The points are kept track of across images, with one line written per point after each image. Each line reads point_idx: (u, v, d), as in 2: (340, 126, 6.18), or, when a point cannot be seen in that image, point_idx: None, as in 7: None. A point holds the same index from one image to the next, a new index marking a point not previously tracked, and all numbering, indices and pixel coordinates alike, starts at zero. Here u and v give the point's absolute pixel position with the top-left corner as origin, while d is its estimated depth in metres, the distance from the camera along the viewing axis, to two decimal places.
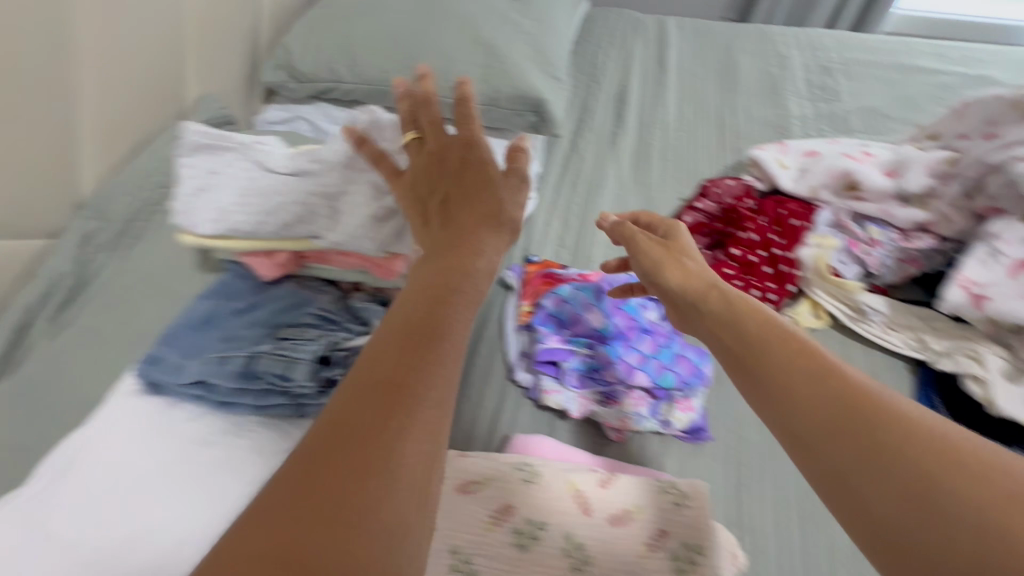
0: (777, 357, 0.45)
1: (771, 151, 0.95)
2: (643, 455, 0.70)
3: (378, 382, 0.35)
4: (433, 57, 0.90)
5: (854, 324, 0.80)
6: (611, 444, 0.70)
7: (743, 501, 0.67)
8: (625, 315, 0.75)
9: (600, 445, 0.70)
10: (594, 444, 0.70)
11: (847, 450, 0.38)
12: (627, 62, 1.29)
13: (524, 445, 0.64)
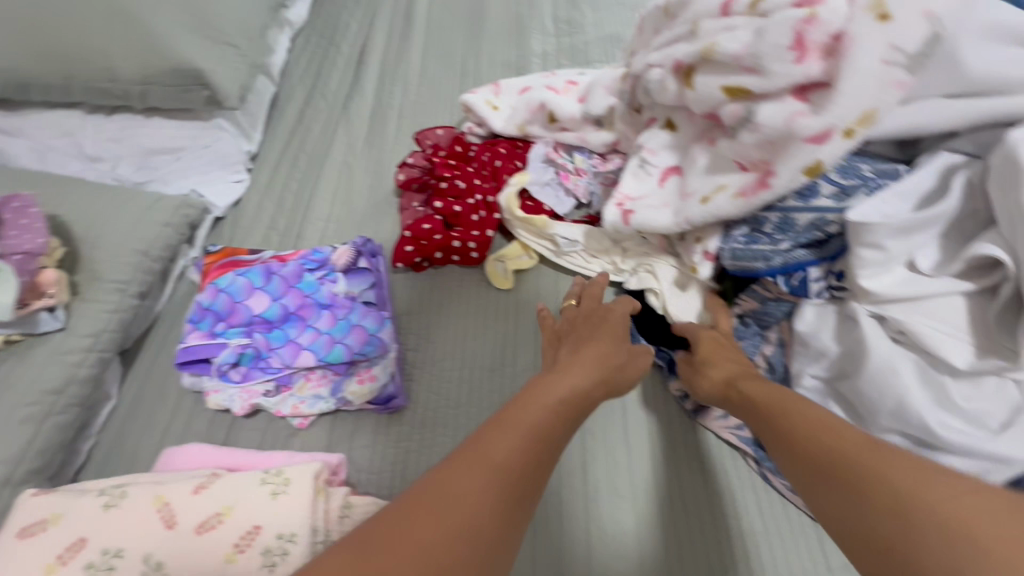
0: (751, 399, 0.49)
1: (481, 94, 0.90)
2: (334, 437, 0.66)
3: (486, 459, 0.38)
4: (67, 37, 0.79)
5: (556, 259, 0.79)
6: (299, 434, 0.66)
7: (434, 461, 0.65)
8: (297, 292, 0.69)
9: (286, 438, 0.66)
10: (277, 439, 0.66)
11: (812, 457, 0.39)
12: (374, 17, 1.21)
13: (165, 460, 0.59)
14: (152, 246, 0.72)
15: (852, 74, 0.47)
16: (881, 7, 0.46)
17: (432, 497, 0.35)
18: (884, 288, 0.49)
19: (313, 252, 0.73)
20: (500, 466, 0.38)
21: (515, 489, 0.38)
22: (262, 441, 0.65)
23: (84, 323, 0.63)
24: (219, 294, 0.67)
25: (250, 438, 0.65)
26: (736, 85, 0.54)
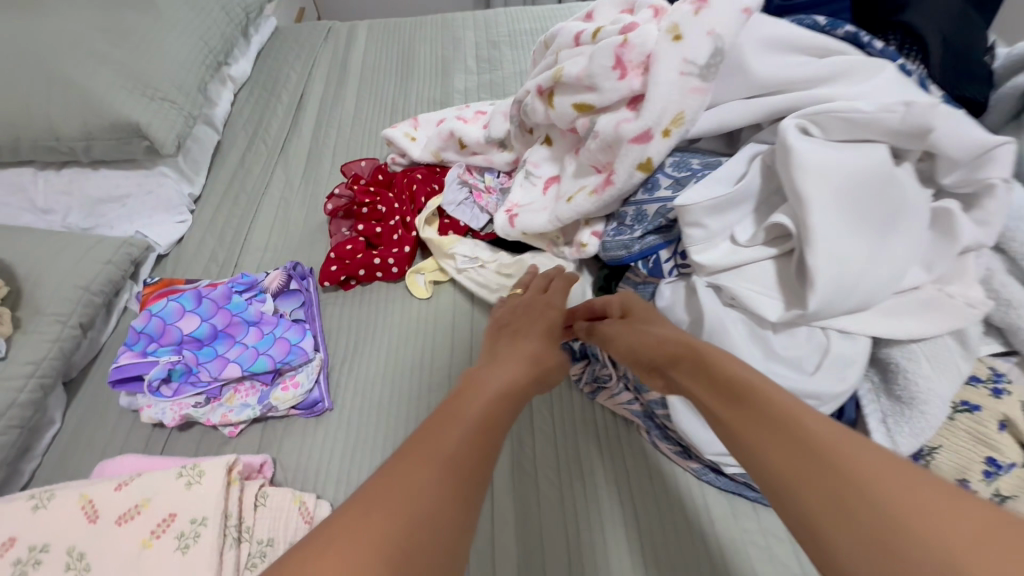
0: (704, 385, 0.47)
1: (399, 128, 1.00)
2: (264, 441, 0.71)
3: (440, 448, 0.39)
4: (14, 105, 0.89)
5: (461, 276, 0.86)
6: (231, 441, 0.71)
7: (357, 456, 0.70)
8: (225, 312, 0.76)
9: (218, 446, 0.71)
10: (211, 447, 0.71)
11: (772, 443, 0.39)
12: (312, 69, 1.34)
13: (100, 469, 0.64)
14: (91, 283, 0.78)
15: (657, 84, 0.57)
16: (675, 31, 0.57)
17: (390, 489, 0.35)
18: (709, 260, 0.57)
19: (242, 277, 0.81)
20: (449, 455, 0.39)
21: (460, 475, 0.38)
22: (196, 449, 0.70)
23: (27, 353, 0.70)
24: (150, 318, 0.73)
25: (184, 448, 0.70)
26: (582, 102, 0.64)
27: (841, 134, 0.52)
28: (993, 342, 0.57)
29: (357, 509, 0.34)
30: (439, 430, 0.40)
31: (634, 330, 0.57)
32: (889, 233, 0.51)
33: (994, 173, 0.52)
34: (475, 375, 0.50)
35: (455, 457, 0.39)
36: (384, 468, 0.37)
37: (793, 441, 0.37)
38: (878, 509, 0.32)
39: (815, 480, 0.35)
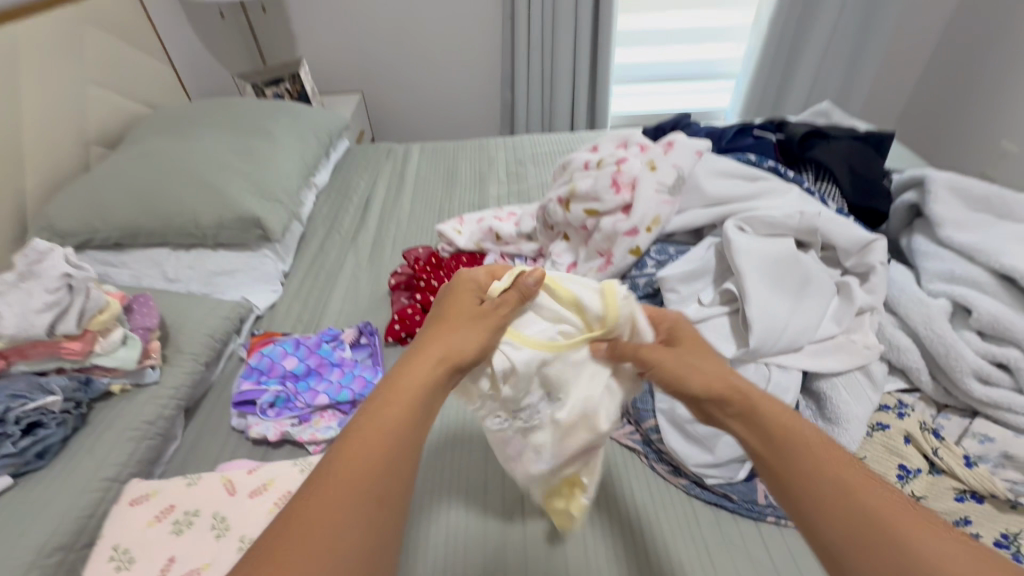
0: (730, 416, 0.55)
1: (449, 224, 1.30)
2: None
3: (359, 451, 0.48)
4: (169, 201, 1.20)
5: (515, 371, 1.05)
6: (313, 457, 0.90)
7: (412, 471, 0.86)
8: (317, 355, 0.99)
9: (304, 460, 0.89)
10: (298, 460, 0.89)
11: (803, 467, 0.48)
12: (376, 179, 1.69)
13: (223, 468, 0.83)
14: (216, 331, 1.03)
15: (642, 199, 0.85)
16: (653, 165, 0.87)
17: (308, 509, 0.45)
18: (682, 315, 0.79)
19: (329, 331, 1.06)
20: (373, 445, 0.49)
21: (377, 469, 0.48)
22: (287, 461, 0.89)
23: (168, 379, 0.90)
24: (263, 357, 0.97)
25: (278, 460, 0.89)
26: (590, 209, 0.91)
27: (764, 231, 0.77)
28: (897, 380, 0.77)
29: (297, 511, 0.45)
30: (366, 441, 0.49)
31: (678, 358, 0.60)
32: (802, 296, 0.74)
33: (876, 258, 0.76)
34: (404, 369, 0.55)
35: (370, 472, 0.47)
36: (291, 504, 0.45)
37: (815, 483, 0.47)
38: (901, 536, 0.42)
39: (838, 517, 0.45)
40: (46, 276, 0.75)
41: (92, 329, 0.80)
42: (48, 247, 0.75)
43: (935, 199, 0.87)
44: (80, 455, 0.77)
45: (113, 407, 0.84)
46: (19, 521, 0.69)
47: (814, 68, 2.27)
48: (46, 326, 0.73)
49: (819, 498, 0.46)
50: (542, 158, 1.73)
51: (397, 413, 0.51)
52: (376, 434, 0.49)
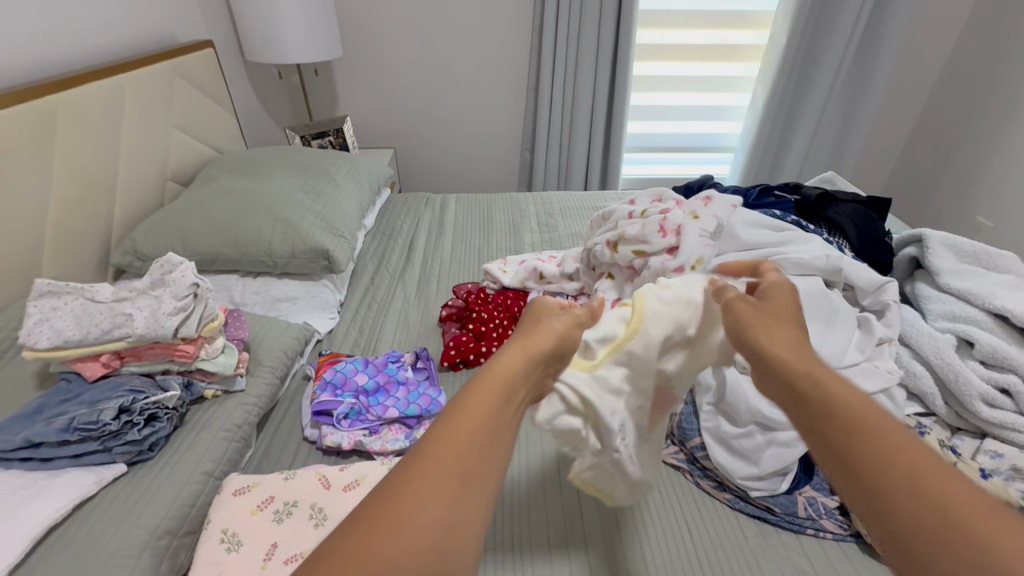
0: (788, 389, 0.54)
1: (495, 264, 1.43)
2: None
3: (469, 418, 0.47)
4: (247, 232, 1.34)
5: None
6: None
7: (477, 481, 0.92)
8: (385, 374, 1.08)
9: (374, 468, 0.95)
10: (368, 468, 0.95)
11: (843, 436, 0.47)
12: (417, 224, 1.84)
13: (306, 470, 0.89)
14: (289, 349, 1.09)
15: (687, 242, 0.99)
16: (696, 215, 1.02)
17: (429, 467, 0.42)
18: None
19: (392, 354, 1.15)
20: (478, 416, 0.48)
21: (481, 439, 0.46)
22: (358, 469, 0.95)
23: (253, 387, 0.97)
24: (337, 372, 1.05)
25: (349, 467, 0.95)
26: (638, 250, 1.04)
27: (795, 271, 0.92)
28: (916, 405, 0.87)
29: (410, 480, 0.41)
30: (469, 411, 0.48)
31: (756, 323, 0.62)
32: (832, 325, 0.87)
33: (889, 297, 0.91)
34: (502, 355, 0.56)
35: (464, 435, 0.45)
36: (404, 467, 0.42)
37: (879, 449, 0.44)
38: (949, 513, 0.38)
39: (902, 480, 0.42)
40: (174, 284, 0.88)
41: (204, 334, 0.89)
42: (180, 260, 0.88)
43: (933, 253, 1.02)
44: (184, 449, 0.83)
45: (208, 409, 0.91)
46: (132, 503, 0.74)
47: (806, 144, 2.53)
48: (173, 327, 0.83)
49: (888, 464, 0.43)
50: (570, 212, 1.90)
51: (480, 393, 0.50)
52: (478, 413, 0.48)
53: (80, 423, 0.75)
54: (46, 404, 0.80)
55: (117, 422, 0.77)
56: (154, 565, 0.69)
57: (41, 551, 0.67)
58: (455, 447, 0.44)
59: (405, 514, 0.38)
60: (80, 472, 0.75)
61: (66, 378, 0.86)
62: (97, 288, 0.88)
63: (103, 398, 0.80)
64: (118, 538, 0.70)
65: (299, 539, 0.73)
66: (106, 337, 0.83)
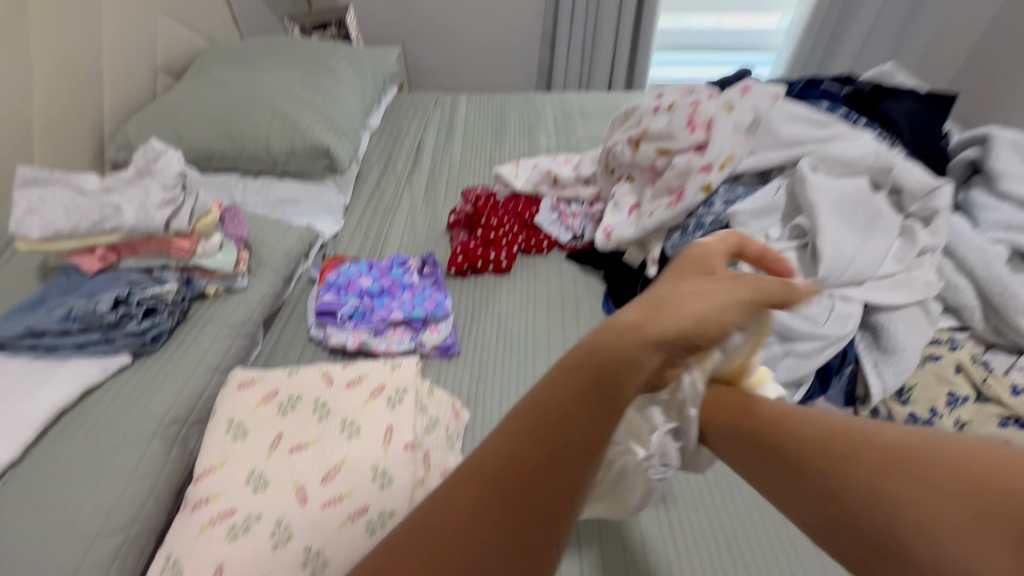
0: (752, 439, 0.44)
1: (506, 167, 1.34)
2: None
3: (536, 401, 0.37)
4: (243, 127, 1.26)
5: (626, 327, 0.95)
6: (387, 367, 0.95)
7: (482, 385, 0.91)
8: (390, 277, 1.05)
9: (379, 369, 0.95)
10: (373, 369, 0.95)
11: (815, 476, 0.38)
12: (426, 125, 1.72)
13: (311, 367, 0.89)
14: (292, 250, 1.06)
15: (719, 137, 0.90)
16: (730, 106, 0.92)
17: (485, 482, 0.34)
18: None
19: (398, 258, 1.11)
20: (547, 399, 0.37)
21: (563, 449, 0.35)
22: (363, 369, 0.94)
23: (255, 286, 0.95)
24: (340, 275, 1.03)
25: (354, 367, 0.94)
26: (663, 148, 0.96)
27: (836, 171, 0.84)
28: (950, 320, 0.82)
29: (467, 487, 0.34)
30: (560, 396, 0.37)
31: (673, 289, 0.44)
32: (871, 232, 0.79)
33: (939, 203, 0.81)
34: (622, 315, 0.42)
35: (548, 422, 0.36)
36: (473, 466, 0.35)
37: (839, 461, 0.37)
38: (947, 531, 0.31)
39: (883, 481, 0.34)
40: (163, 175, 0.84)
41: (198, 229, 0.86)
42: (164, 148, 0.86)
43: (998, 155, 0.90)
44: (188, 344, 0.83)
45: (210, 306, 0.90)
46: (139, 393, 0.75)
47: (862, 41, 2.24)
48: (163, 220, 0.80)
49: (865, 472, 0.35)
50: (590, 114, 1.75)
51: (580, 374, 0.38)
52: (560, 407, 0.37)
53: (79, 313, 0.75)
54: (47, 295, 0.79)
55: (115, 314, 0.77)
56: (165, 449, 0.71)
57: (56, 433, 0.69)
58: (534, 461, 0.35)
59: (472, 540, 0.32)
60: (86, 361, 0.75)
61: (65, 271, 0.84)
62: (81, 178, 0.84)
63: (101, 290, 0.79)
64: (128, 424, 0.71)
65: (304, 431, 0.73)
66: (97, 229, 0.80)
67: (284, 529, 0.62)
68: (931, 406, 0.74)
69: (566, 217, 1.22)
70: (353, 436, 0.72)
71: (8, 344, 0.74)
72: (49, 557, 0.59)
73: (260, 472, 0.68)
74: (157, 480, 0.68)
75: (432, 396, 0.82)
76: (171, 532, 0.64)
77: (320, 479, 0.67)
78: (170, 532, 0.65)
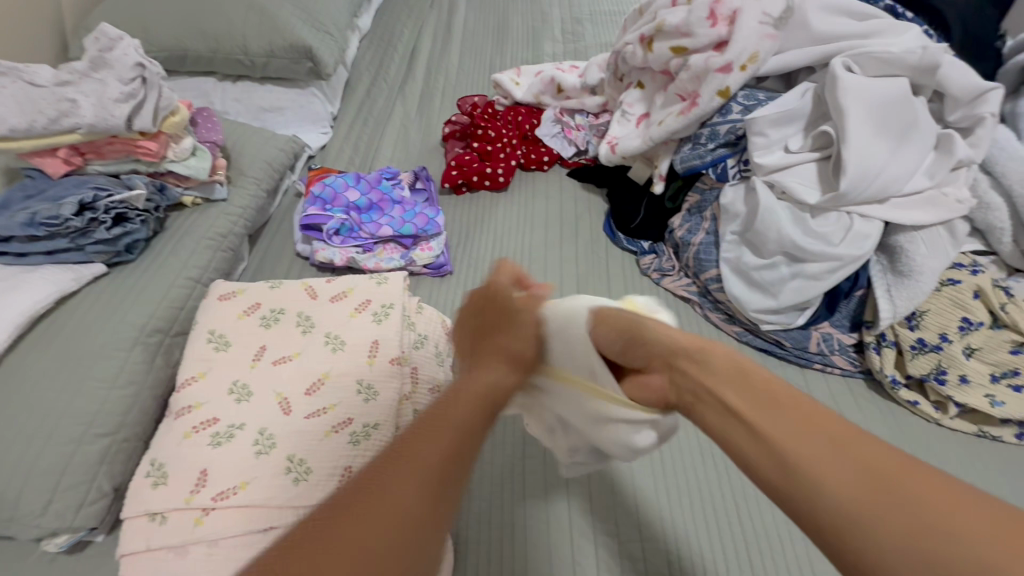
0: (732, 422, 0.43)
1: (505, 74, 1.22)
2: None
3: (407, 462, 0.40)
4: (216, 23, 1.14)
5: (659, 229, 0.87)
6: None
7: None
8: (379, 191, 0.99)
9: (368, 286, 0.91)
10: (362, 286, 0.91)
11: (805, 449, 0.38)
12: (421, 28, 1.56)
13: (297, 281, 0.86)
14: (275, 160, 0.99)
15: (742, 31, 0.79)
16: None
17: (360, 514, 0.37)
18: (768, 160, 0.77)
19: (387, 171, 1.04)
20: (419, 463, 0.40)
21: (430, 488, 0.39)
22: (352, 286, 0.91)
23: (234, 197, 0.89)
24: (326, 187, 0.97)
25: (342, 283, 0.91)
26: (678, 46, 0.85)
27: (874, 71, 0.73)
28: (975, 243, 0.76)
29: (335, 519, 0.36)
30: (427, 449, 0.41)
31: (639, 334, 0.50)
32: (903, 141, 0.71)
33: (987, 109, 0.72)
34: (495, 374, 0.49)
35: (364, 505, 0.37)
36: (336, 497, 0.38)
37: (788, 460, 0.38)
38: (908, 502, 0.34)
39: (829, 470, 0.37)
40: (119, 65, 0.76)
41: (166, 131, 0.80)
42: (119, 35, 0.77)
43: None
44: (166, 254, 0.79)
45: (189, 216, 0.85)
46: (116, 302, 0.72)
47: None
48: (124, 116, 0.73)
49: (802, 462, 0.38)
50: (602, 18, 1.58)
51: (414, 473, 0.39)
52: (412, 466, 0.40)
53: (44, 218, 0.71)
54: (11, 199, 0.74)
55: (80, 220, 0.72)
56: (147, 359, 0.69)
57: (34, 339, 0.67)
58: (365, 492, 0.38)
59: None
60: (59, 269, 0.72)
61: (29, 174, 0.79)
62: (30, 69, 0.76)
63: (66, 194, 0.74)
64: (106, 333, 0.69)
65: (287, 344, 0.71)
66: (54, 128, 0.74)
67: (267, 438, 0.61)
68: (941, 331, 0.71)
69: (569, 130, 1.13)
70: (338, 349, 0.70)
71: None
72: (35, 457, 0.59)
73: (242, 382, 0.67)
74: (140, 388, 0.67)
75: (422, 311, 0.78)
76: (157, 437, 0.63)
77: (303, 391, 0.66)
78: (155, 438, 0.64)
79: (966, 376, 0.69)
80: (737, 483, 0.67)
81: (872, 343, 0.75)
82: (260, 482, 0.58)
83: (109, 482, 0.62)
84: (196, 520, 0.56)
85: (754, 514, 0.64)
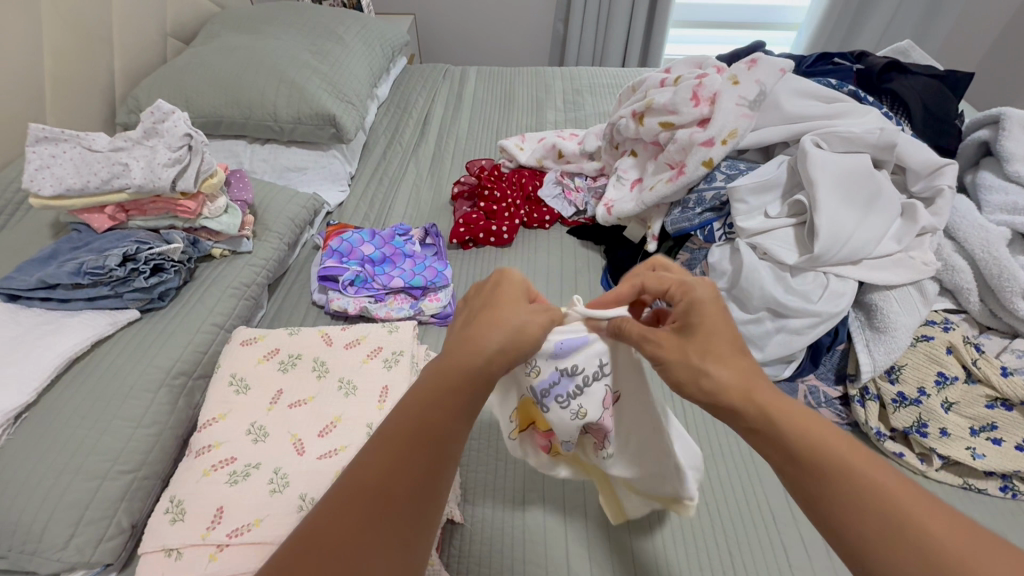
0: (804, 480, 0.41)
1: (510, 141, 1.33)
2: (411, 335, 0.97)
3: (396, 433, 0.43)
4: (251, 94, 1.27)
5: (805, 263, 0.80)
6: None
7: None
8: (392, 245, 1.06)
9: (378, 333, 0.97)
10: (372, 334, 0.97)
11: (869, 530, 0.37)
12: (434, 98, 1.71)
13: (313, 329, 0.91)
14: (297, 217, 1.07)
15: (722, 111, 0.89)
16: (735, 80, 0.91)
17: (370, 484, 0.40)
18: (750, 224, 0.84)
19: (400, 227, 1.12)
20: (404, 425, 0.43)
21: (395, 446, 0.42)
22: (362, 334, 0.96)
23: (260, 250, 0.97)
24: (343, 242, 1.04)
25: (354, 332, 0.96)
26: (666, 121, 0.96)
27: (839, 147, 0.83)
28: (946, 301, 0.81)
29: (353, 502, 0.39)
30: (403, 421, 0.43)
31: (689, 360, 0.47)
32: (870, 209, 0.79)
33: (944, 182, 0.81)
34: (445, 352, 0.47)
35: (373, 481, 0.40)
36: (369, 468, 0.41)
37: (820, 472, 0.40)
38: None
39: (872, 522, 0.37)
40: (169, 134, 0.86)
41: (204, 191, 0.89)
42: (171, 109, 0.87)
43: (1009, 135, 0.88)
44: (195, 301, 0.86)
45: (216, 267, 0.92)
46: (148, 345, 0.78)
47: (877, 40, 2.11)
48: (170, 178, 0.82)
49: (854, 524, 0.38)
50: (601, 90, 1.72)
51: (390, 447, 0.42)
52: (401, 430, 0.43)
53: (89, 267, 0.78)
54: (59, 250, 0.82)
55: (123, 269, 0.79)
56: (170, 401, 0.74)
57: (69, 378, 0.73)
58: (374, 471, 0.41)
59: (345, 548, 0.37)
60: (97, 314, 0.78)
61: (76, 228, 0.87)
62: (90, 136, 0.86)
63: (110, 246, 0.82)
64: (135, 374, 0.74)
65: (303, 388, 0.76)
66: (106, 187, 0.82)
67: (281, 478, 0.65)
68: (919, 385, 0.75)
69: (569, 191, 1.21)
70: (350, 394, 0.74)
71: (23, 295, 0.77)
72: (61, 492, 0.62)
73: (259, 424, 0.71)
74: (163, 428, 0.72)
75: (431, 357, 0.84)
76: (175, 476, 0.67)
77: (317, 433, 0.70)
78: (174, 477, 0.68)
79: (945, 429, 0.72)
80: (713, 550, 0.67)
81: (856, 397, 0.79)
82: (273, 519, 0.61)
83: (128, 518, 0.65)
84: (211, 555, 0.59)
85: (770, 559, 0.66)
